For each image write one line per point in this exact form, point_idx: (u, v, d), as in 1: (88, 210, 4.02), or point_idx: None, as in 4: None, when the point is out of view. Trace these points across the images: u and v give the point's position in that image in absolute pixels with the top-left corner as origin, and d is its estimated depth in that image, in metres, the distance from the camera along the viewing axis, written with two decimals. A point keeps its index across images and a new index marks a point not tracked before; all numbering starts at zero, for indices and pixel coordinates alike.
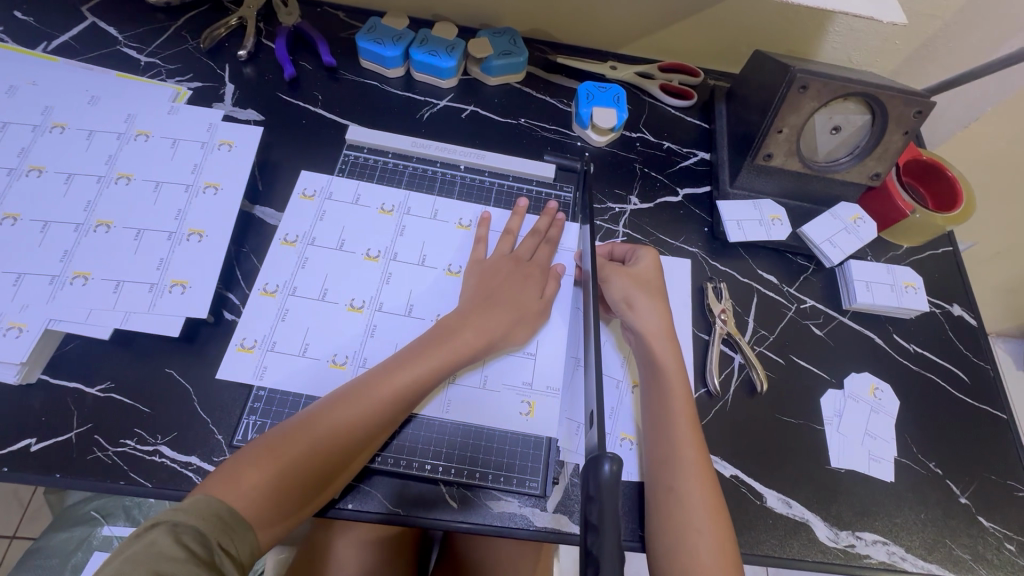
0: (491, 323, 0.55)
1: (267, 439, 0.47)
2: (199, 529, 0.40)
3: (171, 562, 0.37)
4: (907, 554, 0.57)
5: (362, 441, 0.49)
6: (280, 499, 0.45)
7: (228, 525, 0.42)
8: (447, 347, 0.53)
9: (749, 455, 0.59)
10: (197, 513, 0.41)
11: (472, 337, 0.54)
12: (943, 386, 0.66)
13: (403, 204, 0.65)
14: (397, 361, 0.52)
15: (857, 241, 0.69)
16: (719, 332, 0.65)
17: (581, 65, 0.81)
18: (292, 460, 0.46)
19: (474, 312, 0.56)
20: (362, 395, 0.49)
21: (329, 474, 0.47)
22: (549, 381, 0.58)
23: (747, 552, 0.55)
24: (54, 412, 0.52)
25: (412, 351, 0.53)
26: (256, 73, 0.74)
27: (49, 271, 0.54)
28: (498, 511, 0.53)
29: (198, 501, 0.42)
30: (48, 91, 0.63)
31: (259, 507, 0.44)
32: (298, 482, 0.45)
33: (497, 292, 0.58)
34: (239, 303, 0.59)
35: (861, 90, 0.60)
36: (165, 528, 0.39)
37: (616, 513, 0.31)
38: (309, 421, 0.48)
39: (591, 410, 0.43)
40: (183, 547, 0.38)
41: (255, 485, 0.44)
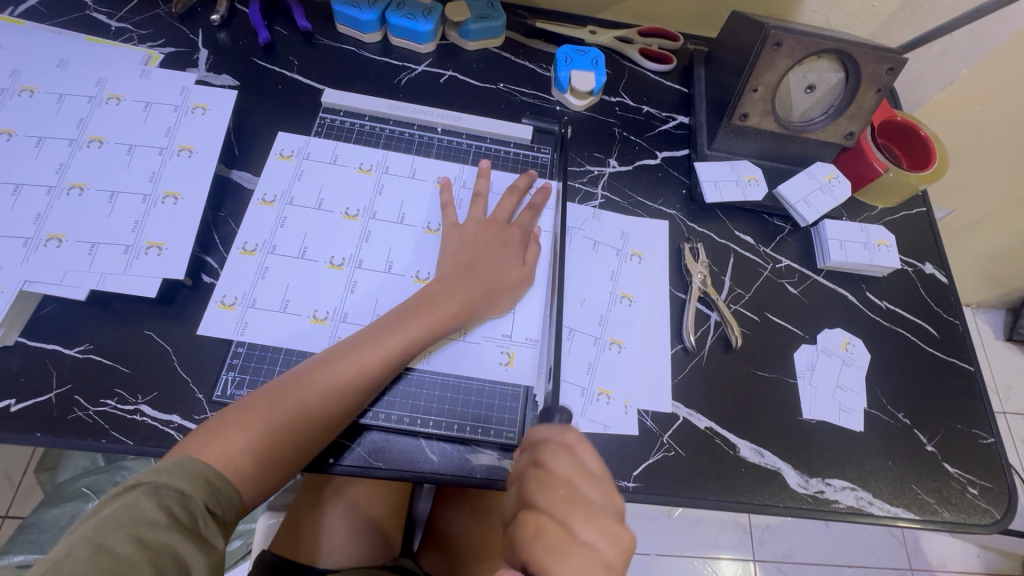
0: (473, 292, 0.56)
1: (251, 400, 0.48)
2: (182, 491, 0.41)
3: (152, 526, 0.38)
4: (875, 499, 0.59)
5: (342, 409, 0.49)
6: (261, 464, 0.46)
7: (212, 486, 0.43)
8: (430, 313, 0.54)
9: (724, 407, 0.61)
10: (177, 475, 0.42)
11: (453, 304, 0.55)
12: (913, 340, 0.68)
13: (381, 163, 0.65)
14: (380, 329, 0.52)
15: (831, 200, 0.70)
16: (696, 291, 0.65)
17: (560, 29, 0.81)
18: (273, 426, 0.47)
19: (455, 281, 0.56)
20: (343, 361, 0.50)
21: (315, 435, 0.48)
22: (528, 333, 0.59)
23: (721, 499, 0.57)
24: (33, 373, 0.52)
25: (394, 319, 0.53)
26: (230, 38, 0.73)
27: (22, 233, 0.53)
28: (477, 464, 0.55)
29: (180, 462, 0.43)
30: (16, 54, 0.62)
31: (244, 468, 0.45)
32: (278, 446, 0.47)
33: (477, 262, 0.58)
34: (216, 265, 0.59)
35: (834, 47, 0.61)
36: (145, 491, 0.40)
37: None
38: (290, 388, 0.48)
39: None
40: (163, 510, 0.39)
41: (240, 446, 0.45)
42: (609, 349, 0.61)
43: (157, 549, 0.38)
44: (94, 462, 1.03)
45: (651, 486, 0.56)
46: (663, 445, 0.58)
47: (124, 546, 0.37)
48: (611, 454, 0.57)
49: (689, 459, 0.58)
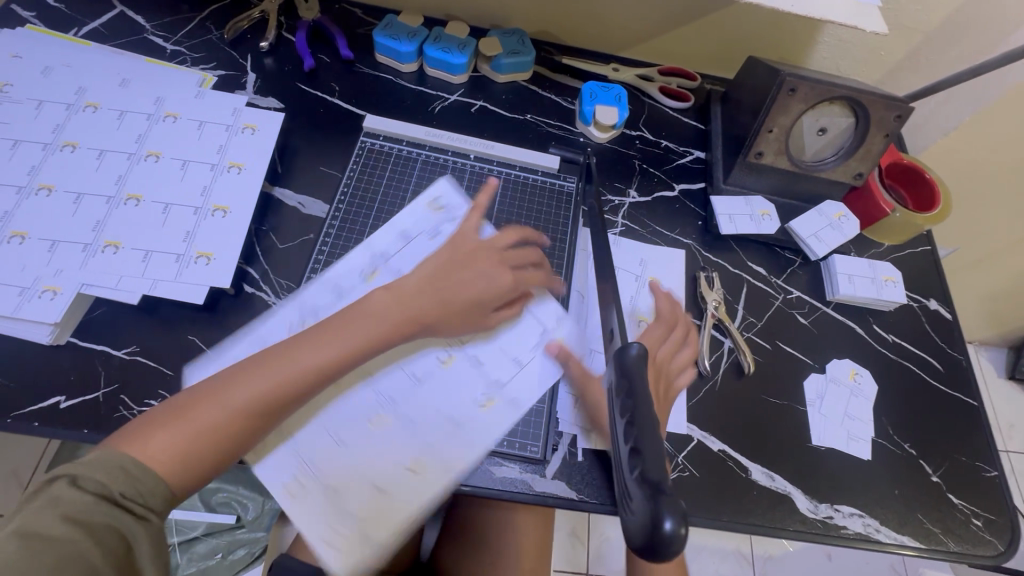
0: (422, 306, 0.55)
1: (182, 398, 0.47)
2: (100, 480, 0.41)
3: (82, 505, 0.39)
4: (881, 526, 0.61)
5: (272, 407, 0.48)
6: (186, 462, 0.45)
7: (131, 477, 0.42)
8: (370, 319, 0.53)
9: (737, 431, 0.63)
10: (97, 465, 0.41)
11: (395, 314, 0.54)
12: (918, 373, 0.70)
13: (416, 193, 0.69)
14: (316, 332, 0.52)
15: (840, 236, 0.73)
16: (710, 318, 0.68)
17: (585, 66, 0.86)
18: (202, 421, 0.46)
19: (413, 292, 0.56)
20: (278, 360, 0.50)
21: (239, 433, 0.47)
22: (539, 375, 0.58)
23: (733, 520, 0.59)
24: (82, 371, 0.55)
25: (340, 319, 0.53)
26: (276, 64, 0.77)
27: (82, 239, 0.57)
28: (500, 477, 0.56)
29: (99, 456, 0.42)
30: (81, 72, 0.67)
31: (169, 463, 0.44)
32: (205, 443, 0.46)
33: (444, 281, 0.57)
34: (257, 276, 0.63)
35: (846, 95, 0.65)
36: (67, 481, 0.40)
37: (642, 381, 0.38)
38: (223, 386, 0.48)
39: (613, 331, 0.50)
40: (90, 494, 0.40)
41: (164, 441, 0.44)
42: None
43: (85, 526, 0.39)
44: None
45: None
46: (679, 465, 0.61)
47: (56, 527, 0.38)
48: None
49: (704, 479, 0.60)
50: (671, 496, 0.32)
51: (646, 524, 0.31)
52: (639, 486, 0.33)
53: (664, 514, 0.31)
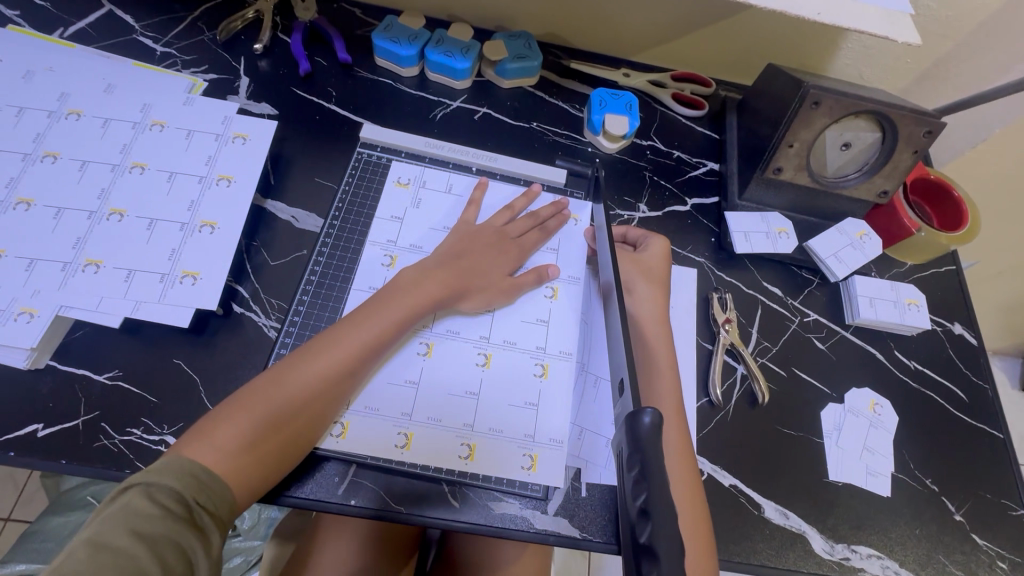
0: (451, 281, 0.57)
1: (237, 396, 0.47)
2: (172, 487, 0.41)
3: (149, 518, 0.39)
4: (901, 568, 0.58)
5: (328, 393, 0.49)
6: (254, 459, 0.45)
7: (201, 481, 0.42)
8: (408, 295, 0.54)
9: (750, 465, 0.60)
10: (167, 474, 0.41)
11: (435, 287, 0.55)
12: (941, 403, 0.67)
13: (418, 178, 0.67)
14: (357, 315, 0.52)
15: (862, 257, 0.70)
16: (723, 342, 0.65)
17: (594, 71, 0.82)
18: (262, 415, 0.46)
19: (439, 268, 0.57)
20: (328, 347, 0.50)
21: (300, 423, 0.48)
22: (553, 434, 0.55)
23: (744, 561, 0.56)
24: (62, 398, 0.52)
25: (382, 296, 0.54)
26: (271, 67, 0.74)
27: (61, 257, 0.54)
28: (499, 513, 0.53)
29: (167, 462, 0.42)
30: (65, 77, 0.63)
31: (235, 463, 0.44)
32: (270, 437, 0.46)
33: (465, 255, 0.59)
34: (247, 296, 0.60)
35: (873, 109, 0.61)
36: (138, 491, 0.40)
37: (657, 459, 0.34)
38: (275, 378, 0.48)
39: (621, 379, 0.43)
40: (158, 505, 0.40)
41: (228, 438, 0.44)
42: None
43: (155, 540, 0.38)
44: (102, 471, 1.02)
45: None
46: None
47: (122, 541, 0.38)
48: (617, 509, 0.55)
49: (714, 516, 0.57)
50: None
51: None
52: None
53: None
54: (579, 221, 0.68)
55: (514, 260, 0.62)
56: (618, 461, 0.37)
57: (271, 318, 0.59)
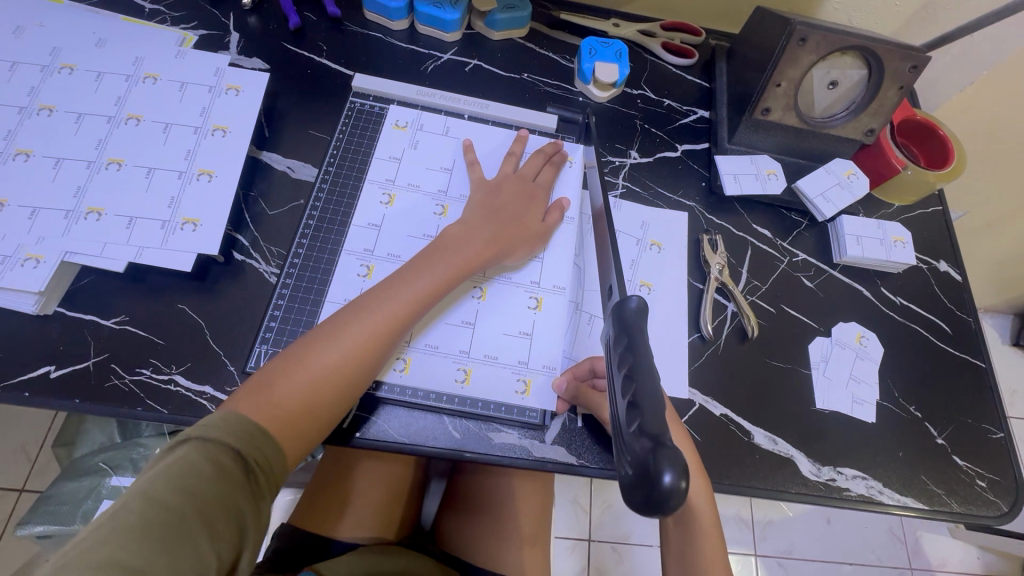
0: (490, 241, 0.58)
1: (287, 356, 0.48)
2: (229, 445, 0.41)
3: (202, 477, 0.39)
4: (885, 488, 0.60)
5: (376, 355, 0.50)
6: (304, 418, 0.46)
7: (260, 439, 0.43)
8: (451, 257, 0.55)
9: (739, 395, 0.62)
10: (224, 431, 0.42)
11: (475, 250, 0.56)
12: (926, 336, 0.69)
13: (416, 121, 0.68)
14: (403, 276, 0.53)
15: (849, 196, 0.71)
16: (714, 281, 0.66)
17: (584, 22, 0.82)
18: (312, 375, 0.47)
19: (476, 226, 0.58)
20: (376, 309, 0.50)
21: (348, 385, 0.49)
22: (547, 361, 0.58)
23: (734, 483, 0.58)
24: (72, 342, 0.54)
25: (425, 260, 0.54)
26: (260, 22, 0.74)
27: (63, 206, 0.55)
28: (499, 442, 0.56)
29: (225, 418, 0.43)
30: (55, 32, 0.63)
31: (284, 422, 0.45)
32: (319, 398, 0.47)
33: (499, 210, 0.60)
34: (247, 243, 0.61)
35: (858, 44, 0.62)
36: (195, 446, 0.40)
37: (642, 333, 0.38)
38: (326, 338, 0.49)
39: (612, 285, 0.49)
40: (213, 464, 0.40)
41: (285, 395, 0.46)
42: (640, 291, 0.65)
43: (208, 502, 0.39)
44: (111, 438, 1.04)
45: None
46: None
47: (173, 499, 0.38)
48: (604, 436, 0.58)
49: (704, 443, 0.59)
50: (671, 448, 0.31)
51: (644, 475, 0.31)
52: (637, 438, 0.32)
53: (663, 466, 0.30)
54: (574, 163, 0.68)
55: (537, 208, 0.62)
56: (608, 352, 0.42)
57: (271, 265, 0.60)
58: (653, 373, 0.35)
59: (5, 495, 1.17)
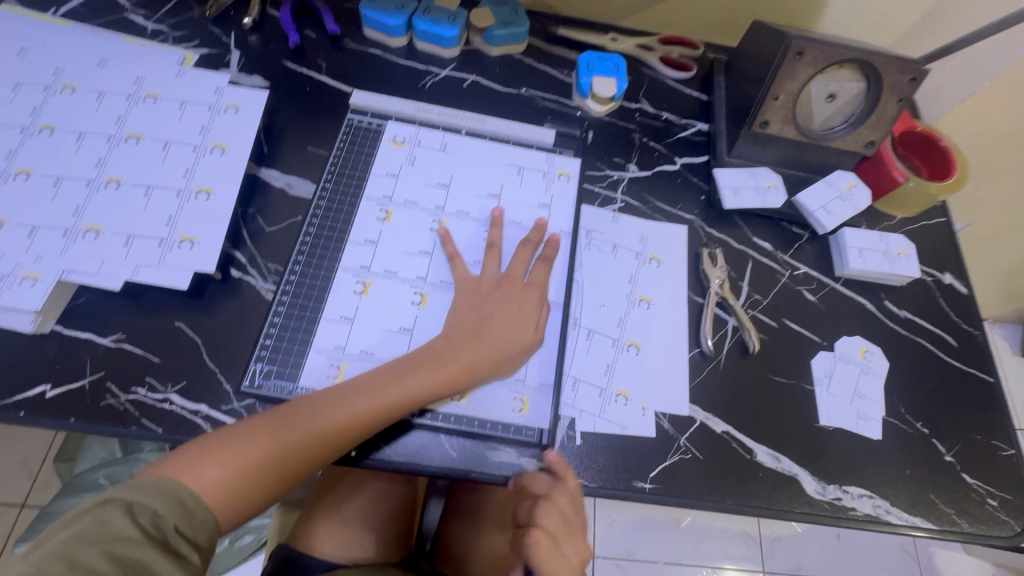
0: (479, 351, 0.54)
1: (236, 429, 0.47)
2: (155, 510, 0.41)
3: (127, 540, 0.39)
4: (892, 507, 0.59)
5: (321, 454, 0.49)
6: (236, 498, 0.45)
7: (185, 509, 0.42)
8: (432, 368, 0.53)
9: (742, 413, 0.61)
10: (151, 495, 0.41)
11: (458, 364, 0.53)
12: (932, 350, 0.68)
13: (413, 137, 0.68)
14: (372, 381, 0.51)
15: (850, 208, 0.70)
16: (714, 296, 0.66)
17: (582, 36, 0.82)
18: (253, 460, 0.46)
19: (462, 340, 0.55)
20: (331, 413, 0.49)
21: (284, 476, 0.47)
22: (543, 378, 0.57)
23: (737, 502, 0.57)
24: (68, 360, 0.54)
25: (399, 369, 0.52)
26: (261, 41, 0.75)
27: (62, 224, 0.55)
28: (496, 461, 0.55)
29: (157, 484, 0.42)
30: (58, 53, 0.64)
31: (216, 499, 0.44)
32: (255, 483, 0.46)
33: (483, 306, 0.57)
34: (244, 260, 0.61)
35: (856, 57, 0.61)
36: (119, 507, 0.40)
37: None
38: (280, 424, 0.47)
39: None
40: (136, 528, 0.39)
41: (215, 476, 0.44)
42: (639, 306, 0.64)
43: (131, 565, 0.38)
44: (112, 453, 1.03)
45: (668, 488, 0.57)
46: (681, 447, 0.59)
47: (98, 561, 0.38)
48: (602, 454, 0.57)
49: (706, 462, 0.58)
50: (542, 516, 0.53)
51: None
52: None
53: None
54: (571, 177, 0.68)
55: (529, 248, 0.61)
56: None
57: (268, 281, 0.60)
58: None
59: (6, 510, 1.17)
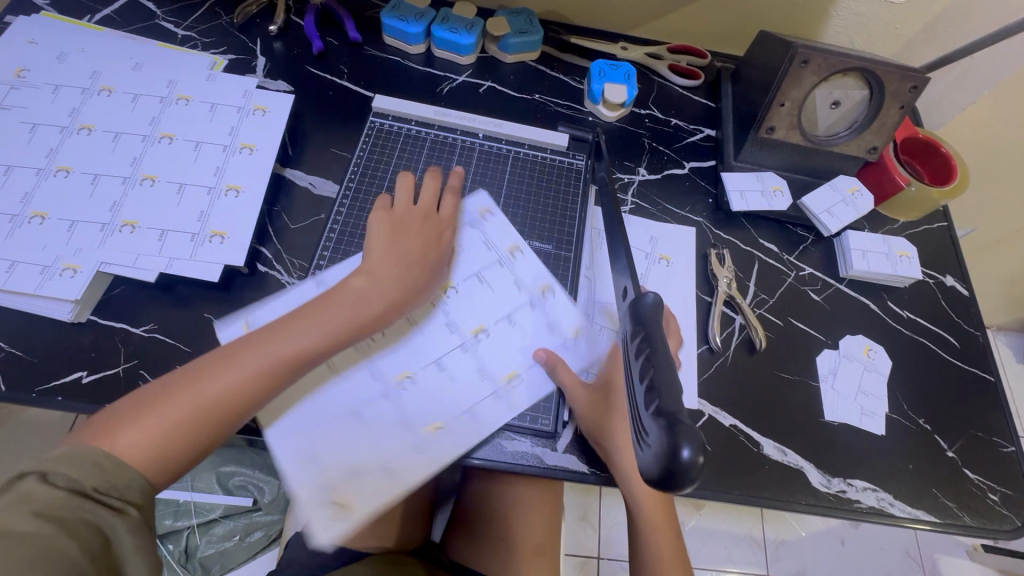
0: (395, 288, 0.55)
1: (154, 391, 0.46)
2: (72, 477, 0.40)
3: (54, 500, 0.38)
4: (895, 500, 0.60)
5: (246, 400, 0.48)
6: (163, 457, 0.44)
7: (103, 470, 0.41)
8: (345, 305, 0.53)
9: (749, 407, 0.63)
10: (69, 462, 0.40)
11: (373, 301, 0.53)
12: (934, 349, 0.69)
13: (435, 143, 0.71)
14: (289, 322, 0.51)
15: (854, 212, 0.73)
16: (721, 294, 0.68)
17: (594, 45, 0.85)
18: (171, 414, 0.45)
19: (378, 278, 0.55)
20: (242, 355, 0.48)
21: (209, 430, 0.46)
22: None
23: (745, 493, 0.59)
24: (104, 348, 0.56)
25: (310, 310, 0.52)
26: (285, 48, 0.78)
27: (99, 219, 0.58)
28: (513, 449, 0.57)
29: (71, 450, 0.41)
30: (96, 57, 0.68)
31: (139, 459, 0.43)
32: (181, 437, 0.45)
33: (410, 254, 0.57)
34: (271, 256, 0.64)
35: (859, 66, 0.64)
36: (33, 481, 0.38)
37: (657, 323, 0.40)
38: (195, 376, 0.47)
39: (625, 287, 0.50)
40: (60, 490, 0.39)
41: (133, 439, 0.43)
42: None
43: (66, 521, 0.38)
44: None
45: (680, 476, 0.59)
46: None
47: (25, 524, 0.37)
48: None
49: (715, 453, 0.60)
50: (688, 426, 0.33)
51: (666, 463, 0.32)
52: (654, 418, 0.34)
53: (681, 441, 0.32)
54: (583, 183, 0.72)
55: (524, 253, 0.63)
56: (624, 345, 0.43)
57: (292, 276, 0.63)
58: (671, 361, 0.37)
59: None
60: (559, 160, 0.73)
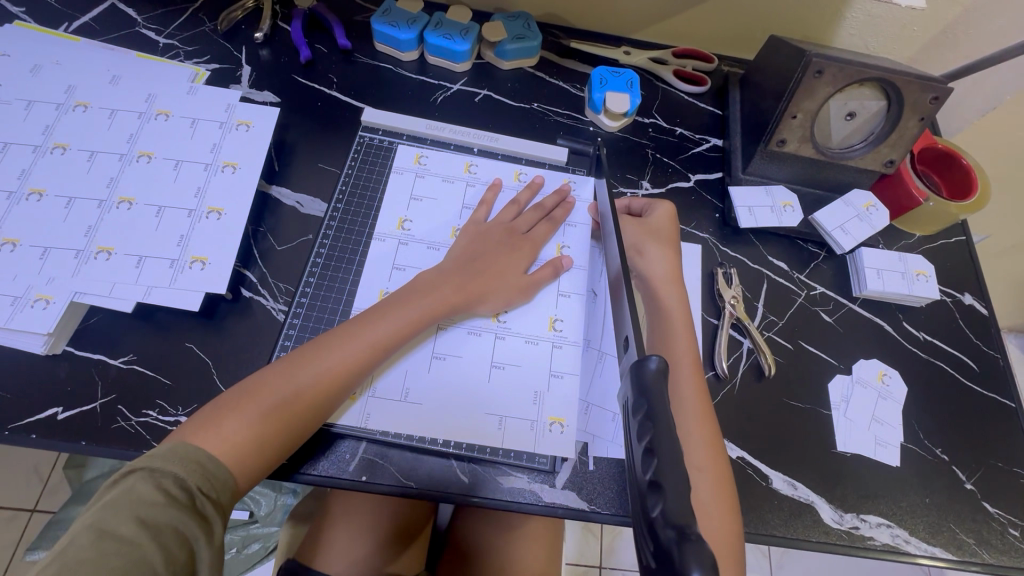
0: (477, 280, 0.57)
1: (243, 386, 0.48)
2: (176, 474, 0.41)
3: (154, 506, 0.39)
4: (911, 537, 0.57)
5: (339, 390, 0.49)
6: (260, 453, 0.45)
7: (205, 470, 0.42)
8: (429, 297, 0.55)
9: (757, 438, 0.60)
10: (172, 460, 0.42)
11: (453, 292, 0.56)
12: (951, 373, 0.66)
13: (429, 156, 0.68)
14: (371, 315, 0.53)
15: (869, 228, 0.69)
16: (729, 317, 0.65)
17: (594, 50, 0.81)
18: (269, 407, 0.46)
19: (458, 272, 0.57)
20: (334, 346, 0.50)
21: (302, 423, 0.48)
22: (560, 403, 0.57)
23: (753, 531, 0.56)
24: (80, 382, 0.54)
25: (395, 301, 0.54)
26: (272, 56, 0.74)
27: (74, 245, 0.55)
28: (508, 487, 0.54)
29: (174, 449, 0.42)
30: (71, 70, 0.64)
31: (236, 455, 0.44)
32: (278, 431, 0.46)
33: (481, 258, 0.59)
34: (256, 281, 0.61)
35: (876, 76, 0.60)
36: (141, 476, 0.40)
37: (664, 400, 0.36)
38: (284, 370, 0.48)
39: (626, 336, 0.46)
40: (160, 492, 0.40)
41: (234, 428, 0.45)
42: None
43: (159, 529, 0.39)
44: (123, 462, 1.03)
45: None
46: None
47: (128, 529, 0.38)
48: (614, 481, 0.56)
49: None
50: (697, 543, 0.29)
51: (668, 573, 0.29)
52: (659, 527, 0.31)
53: (688, 565, 0.28)
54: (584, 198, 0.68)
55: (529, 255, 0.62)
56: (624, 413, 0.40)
57: (279, 302, 0.60)
58: (677, 450, 0.34)
59: (16, 516, 1.17)
60: (559, 175, 0.70)
